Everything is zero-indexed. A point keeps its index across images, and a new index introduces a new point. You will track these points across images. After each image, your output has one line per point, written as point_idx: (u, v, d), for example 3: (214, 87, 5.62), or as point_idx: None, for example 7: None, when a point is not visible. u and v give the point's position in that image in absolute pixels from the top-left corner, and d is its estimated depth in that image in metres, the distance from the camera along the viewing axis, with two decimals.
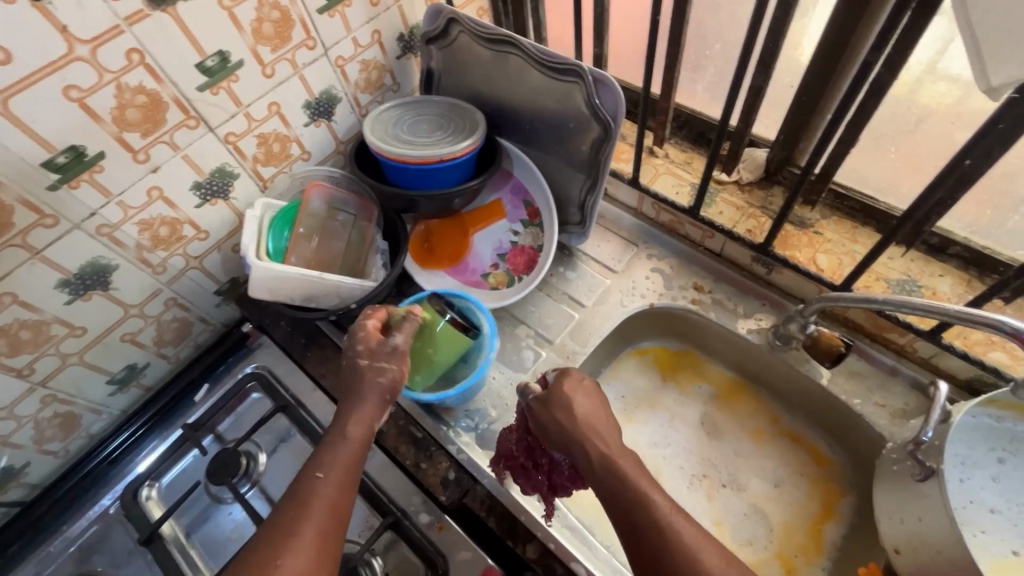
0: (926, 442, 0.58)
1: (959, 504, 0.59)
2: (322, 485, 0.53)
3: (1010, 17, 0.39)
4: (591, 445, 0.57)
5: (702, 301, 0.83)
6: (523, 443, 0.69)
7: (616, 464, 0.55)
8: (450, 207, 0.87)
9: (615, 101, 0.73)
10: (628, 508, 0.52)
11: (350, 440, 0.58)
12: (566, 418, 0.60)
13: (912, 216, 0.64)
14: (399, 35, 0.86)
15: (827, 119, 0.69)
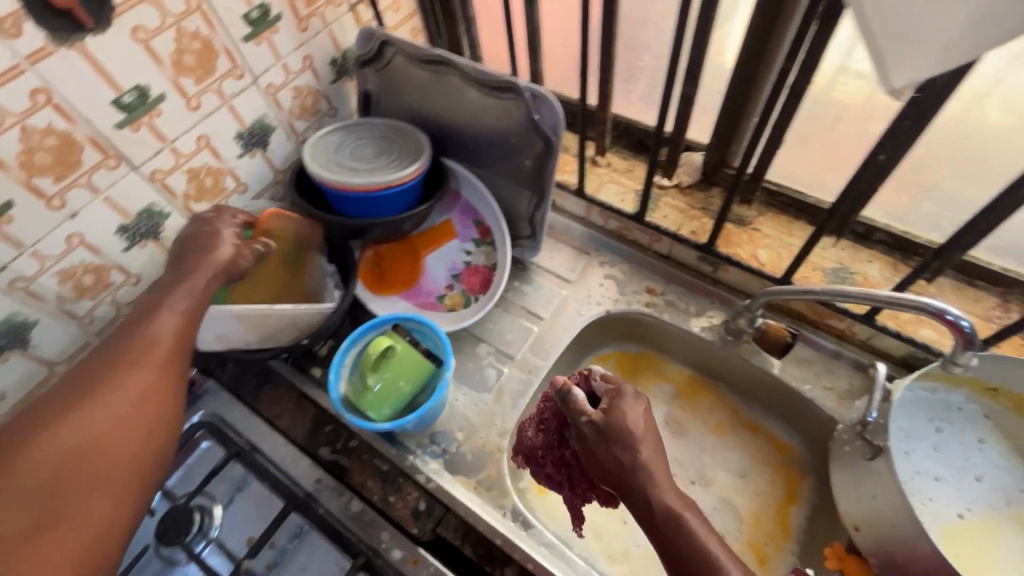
0: (873, 422, 0.61)
1: (906, 478, 0.63)
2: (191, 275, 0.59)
3: (907, 24, 0.43)
4: (651, 491, 0.54)
5: (656, 304, 0.85)
6: (553, 456, 0.67)
7: (681, 515, 0.52)
8: (399, 231, 0.85)
9: (555, 116, 0.73)
10: (688, 564, 0.49)
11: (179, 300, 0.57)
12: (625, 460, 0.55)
13: (837, 209, 0.68)
14: (332, 59, 0.84)
15: (755, 122, 0.72)
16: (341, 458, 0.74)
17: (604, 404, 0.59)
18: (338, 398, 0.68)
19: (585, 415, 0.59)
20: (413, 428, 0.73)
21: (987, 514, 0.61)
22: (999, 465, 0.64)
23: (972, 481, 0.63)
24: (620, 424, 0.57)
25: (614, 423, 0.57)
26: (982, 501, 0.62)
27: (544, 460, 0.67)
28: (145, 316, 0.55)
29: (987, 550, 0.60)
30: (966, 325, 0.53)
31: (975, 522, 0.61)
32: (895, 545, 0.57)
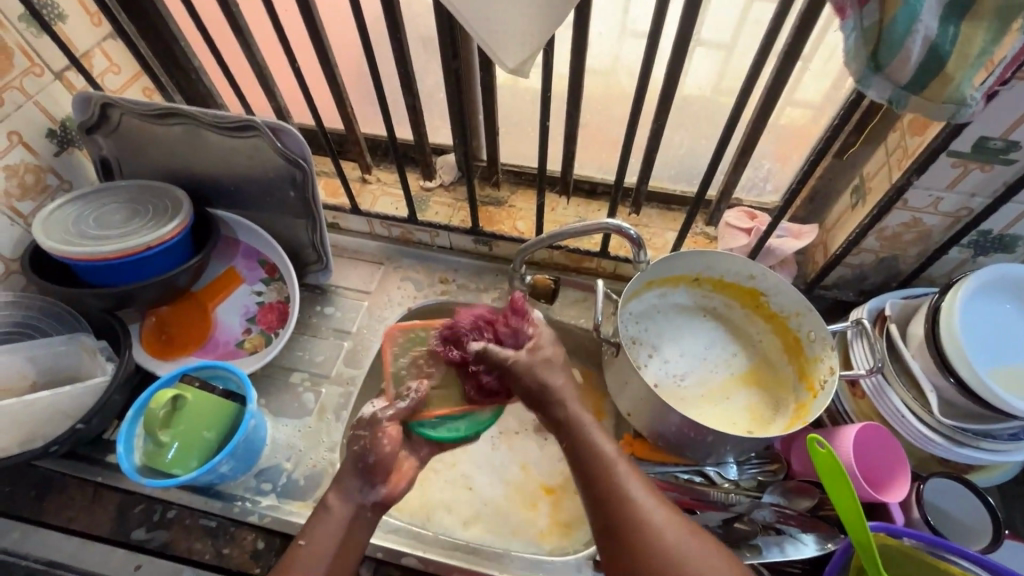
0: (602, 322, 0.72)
1: (646, 369, 0.78)
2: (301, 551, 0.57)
3: (487, 10, 0.50)
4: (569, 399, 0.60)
5: (449, 290, 0.94)
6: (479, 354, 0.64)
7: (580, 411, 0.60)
8: (178, 288, 0.81)
9: (298, 143, 0.77)
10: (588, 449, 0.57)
11: (337, 506, 0.60)
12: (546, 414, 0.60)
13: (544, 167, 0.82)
14: (49, 130, 0.80)
15: (479, 118, 0.84)
16: (157, 535, 0.70)
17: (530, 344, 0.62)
18: (134, 468, 0.65)
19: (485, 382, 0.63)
20: (232, 475, 0.72)
21: (724, 380, 0.79)
22: (716, 337, 0.82)
23: (704, 354, 0.81)
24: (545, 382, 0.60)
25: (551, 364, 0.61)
26: (720, 374, 0.79)
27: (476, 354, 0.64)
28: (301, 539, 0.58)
29: (719, 405, 0.77)
30: (633, 233, 0.71)
31: (701, 382, 0.78)
32: (652, 419, 0.71)
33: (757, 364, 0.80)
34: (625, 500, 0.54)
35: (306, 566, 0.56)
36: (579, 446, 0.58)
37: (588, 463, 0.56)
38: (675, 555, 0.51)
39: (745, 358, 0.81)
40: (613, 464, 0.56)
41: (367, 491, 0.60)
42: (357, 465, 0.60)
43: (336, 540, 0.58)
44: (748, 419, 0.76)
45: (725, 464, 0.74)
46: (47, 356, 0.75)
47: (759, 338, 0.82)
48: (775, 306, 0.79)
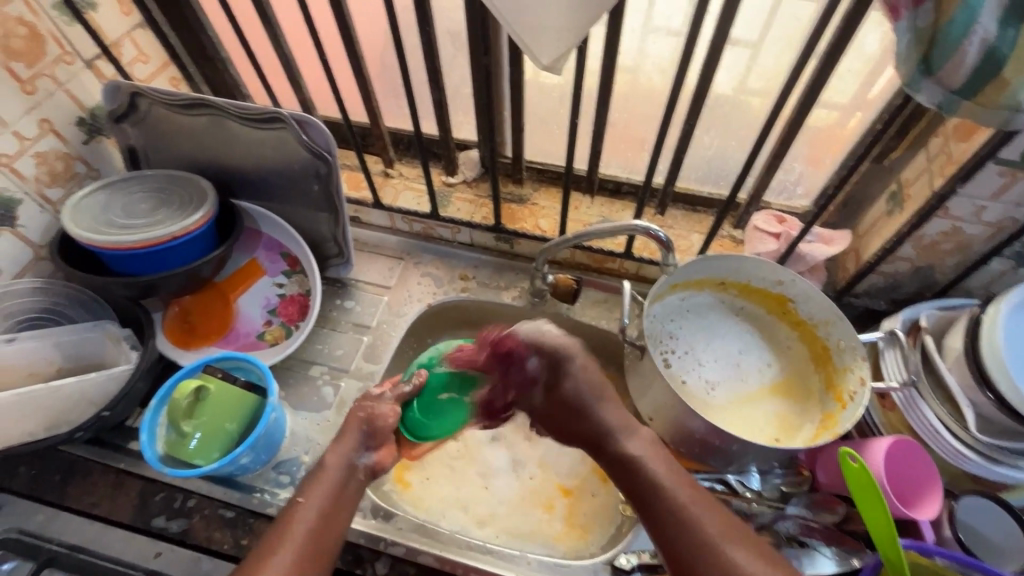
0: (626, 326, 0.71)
1: (671, 373, 0.76)
2: (299, 507, 0.60)
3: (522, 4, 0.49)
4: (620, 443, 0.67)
5: (470, 287, 0.93)
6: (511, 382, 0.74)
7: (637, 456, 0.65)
8: (202, 278, 0.82)
9: (324, 136, 0.77)
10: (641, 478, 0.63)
11: (328, 470, 0.65)
12: (591, 426, 0.69)
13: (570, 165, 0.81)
14: (78, 118, 0.80)
15: (506, 115, 0.83)
16: (178, 523, 0.70)
17: (535, 367, 0.72)
18: (156, 457, 0.65)
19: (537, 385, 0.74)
20: (252, 467, 0.72)
21: (748, 389, 0.77)
22: (745, 346, 0.80)
23: (728, 362, 0.79)
24: (574, 390, 0.70)
25: (576, 379, 0.70)
26: (744, 383, 0.78)
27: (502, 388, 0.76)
28: (292, 501, 0.62)
29: (745, 415, 0.75)
30: (662, 236, 0.70)
31: (726, 390, 0.77)
32: (675, 425, 0.70)
33: (782, 374, 0.79)
34: (676, 512, 0.58)
35: (303, 515, 0.59)
36: (625, 460, 0.65)
37: (640, 482, 0.62)
38: (722, 559, 0.54)
39: (769, 367, 0.79)
40: (665, 479, 0.61)
41: (360, 454, 0.68)
42: (363, 426, 0.70)
43: (324, 498, 0.62)
44: (775, 428, 0.75)
45: (748, 474, 0.71)
46: (74, 342, 0.76)
47: (786, 348, 0.80)
48: (803, 313, 0.77)
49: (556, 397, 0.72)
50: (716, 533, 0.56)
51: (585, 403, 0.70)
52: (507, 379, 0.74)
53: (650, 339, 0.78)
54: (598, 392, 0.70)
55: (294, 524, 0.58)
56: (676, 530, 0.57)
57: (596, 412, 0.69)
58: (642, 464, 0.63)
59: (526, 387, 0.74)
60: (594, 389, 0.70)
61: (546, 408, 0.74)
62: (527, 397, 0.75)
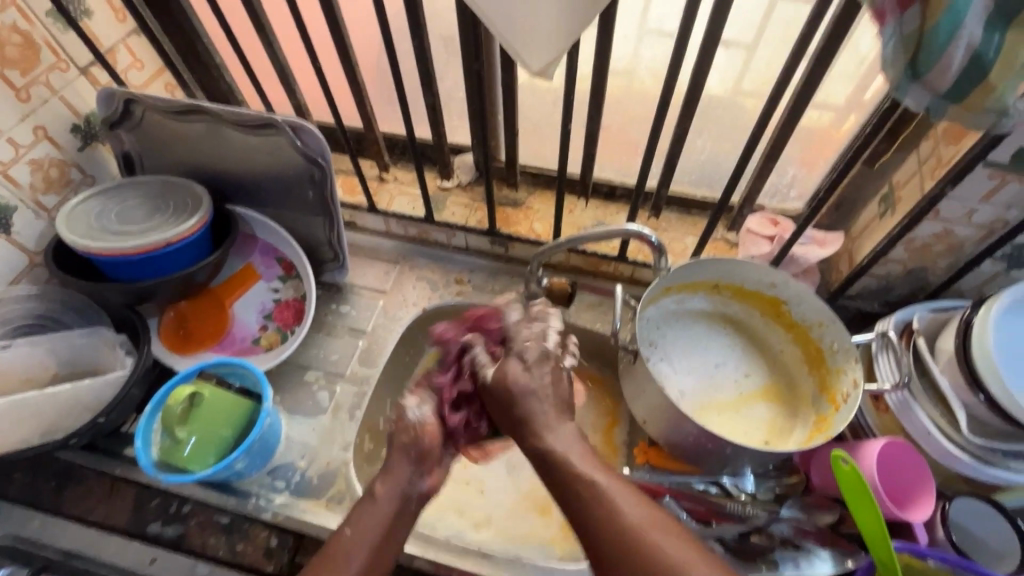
0: (620, 330, 0.71)
1: (657, 373, 0.76)
2: (343, 538, 0.56)
3: (511, 10, 0.49)
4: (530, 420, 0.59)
5: (465, 291, 0.93)
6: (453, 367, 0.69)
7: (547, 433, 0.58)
8: (196, 284, 0.82)
9: (318, 141, 0.77)
10: (547, 463, 0.56)
11: (380, 500, 0.60)
12: (524, 416, 0.60)
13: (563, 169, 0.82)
14: (73, 126, 0.80)
15: (500, 119, 0.83)
16: (173, 529, 0.70)
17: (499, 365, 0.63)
18: (151, 463, 0.66)
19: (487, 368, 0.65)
20: (247, 473, 0.72)
21: (732, 395, 0.77)
22: (735, 349, 0.81)
23: (713, 368, 0.79)
24: (510, 384, 0.61)
25: (516, 372, 0.61)
26: (728, 389, 0.78)
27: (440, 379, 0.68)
28: (339, 532, 0.57)
29: (724, 419, 0.76)
30: (655, 239, 0.70)
31: (710, 395, 0.77)
32: (669, 429, 0.70)
33: (767, 382, 0.79)
34: (593, 497, 0.53)
35: (348, 551, 0.56)
36: (542, 454, 0.57)
37: (550, 464, 0.56)
38: (648, 553, 0.49)
39: (754, 375, 0.79)
40: (579, 463, 0.55)
41: (414, 482, 0.61)
42: (410, 455, 0.62)
43: (371, 533, 0.57)
44: (765, 432, 0.75)
45: (743, 476, 0.72)
46: (69, 349, 0.76)
47: (775, 350, 0.81)
48: (796, 315, 0.78)
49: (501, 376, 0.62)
50: (638, 519, 0.51)
51: (517, 397, 0.60)
52: (487, 348, 0.68)
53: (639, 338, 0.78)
54: (552, 396, 0.61)
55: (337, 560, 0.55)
56: (594, 519, 0.52)
57: (529, 406, 0.59)
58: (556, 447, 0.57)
59: (474, 366, 0.67)
60: (535, 388, 0.61)
61: (489, 386, 0.63)
62: (480, 365, 0.66)
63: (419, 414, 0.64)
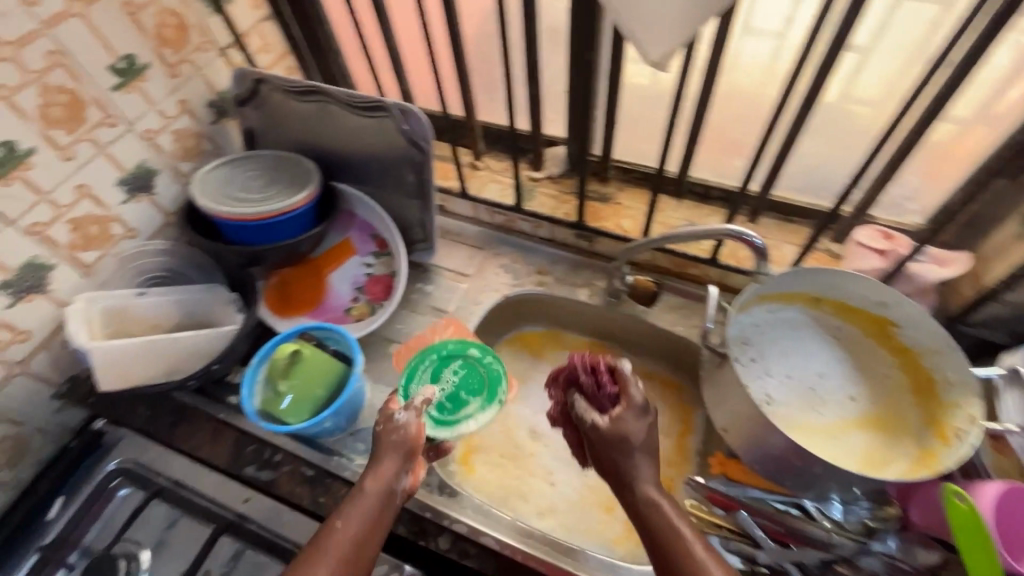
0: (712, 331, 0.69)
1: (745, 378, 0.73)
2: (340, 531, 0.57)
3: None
4: (634, 484, 0.60)
5: (546, 282, 0.93)
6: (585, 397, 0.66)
7: (656, 499, 0.59)
8: (300, 253, 0.89)
9: (423, 126, 0.81)
10: (651, 521, 0.58)
11: (368, 493, 0.60)
12: (624, 465, 0.61)
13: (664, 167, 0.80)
14: (209, 101, 0.89)
15: (599, 113, 0.83)
16: (267, 473, 0.76)
17: (616, 408, 0.63)
18: (253, 411, 0.72)
19: (591, 418, 0.64)
20: (334, 432, 0.77)
21: (823, 416, 0.73)
22: (833, 367, 0.76)
23: (808, 386, 0.75)
24: (624, 432, 0.61)
25: (630, 429, 0.61)
26: (819, 410, 0.73)
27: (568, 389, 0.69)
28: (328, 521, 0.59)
29: (812, 438, 0.71)
30: (756, 241, 0.67)
31: (802, 410, 0.73)
32: (752, 438, 0.67)
33: (868, 408, 0.73)
34: (688, 559, 0.54)
35: (338, 543, 0.56)
36: (641, 504, 0.59)
37: (651, 522, 0.57)
38: None
39: (852, 399, 0.74)
40: (677, 524, 0.57)
41: (399, 478, 0.63)
42: (401, 446, 0.64)
43: (361, 523, 0.58)
44: (862, 460, 0.70)
45: (829, 501, 0.67)
46: (191, 301, 0.85)
47: (876, 374, 0.75)
48: (907, 339, 0.73)
49: (614, 427, 0.62)
50: None
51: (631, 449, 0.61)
52: (590, 400, 0.66)
53: (733, 343, 0.75)
54: (647, 449, 0.62)
55: (329, 548, 0.56)
56: None
57: (626, 461, 0.61)
58: (663, 509, 0.58)
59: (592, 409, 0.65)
60: (638, 443, 0.62)
61: (603, 435, 0.62)
62: (584, 412, 0.65)
63: (405, 419, 0.65)
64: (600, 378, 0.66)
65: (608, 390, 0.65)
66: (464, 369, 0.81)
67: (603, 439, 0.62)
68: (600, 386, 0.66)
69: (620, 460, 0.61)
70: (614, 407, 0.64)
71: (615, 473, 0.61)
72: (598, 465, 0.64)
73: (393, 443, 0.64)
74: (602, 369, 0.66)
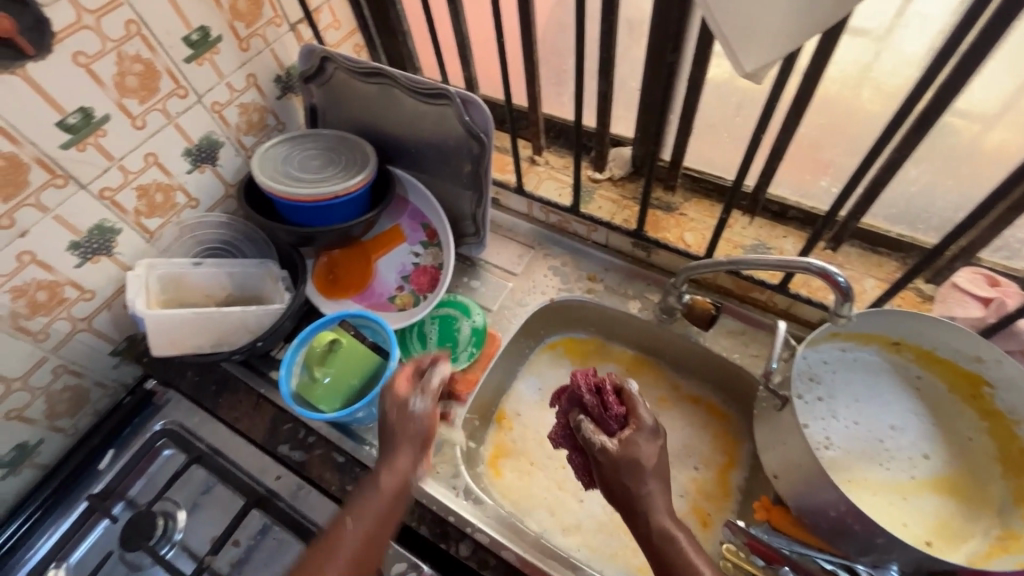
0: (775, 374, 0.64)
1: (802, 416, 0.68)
2: (348, 528, 0.58)
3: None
4: (648, 513, 0.57)
5: (596, 289, 0.89)
6: (591, 418, 0.63)
7: (672, 530, 0.56)
8: (351, 236, 0.88)
9: (484, 117, 0.78)
10: (665, 554, 0.55)
11: (382, 490, 0.61)
12: (635, 492, 0.57)
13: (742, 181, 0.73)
14: (276, 76, 0.89)
15: (672, 118, 0.77)
16: (300, 454, 0.77)
17: (626, 431, 0.60)
18: (289, 394, 0.72)
19: (600, 442, 0.60)
20: (365, 420, 0.77)
21: (892, 473, 0.66)
22: (909, 421, 0.69)
23: (877, 437, 0.67)
24: (636, 457, 0.58)
25: (641, 454, 0.59)
26: (887, 465, 0.66)
27: (566, 403, 0.66)
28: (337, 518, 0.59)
29: (872, 496, 0.64)
30: (842, 282, 0.59)
31: (867, 463, 0.66)
32: (806, 490, 0.62)
33: (944, 472, 0.66)
34: None
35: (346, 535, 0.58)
36: (657, 536, 0.56)
37: (666, 554, 0.55)
38: None
39: (926, 458, 0.66)
40: (694, 556, 0.55)
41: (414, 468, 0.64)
42: (417, 431, 0.65)
43: (370, 518, 0.59)
44: (930, 529, 0.63)
45: (884, 570, 0.61)
46: (242, 275, 0.86)
47: (959, 435, 0.67)
48: (1004, 402, 0.64)
49: (624, 451, 0.59)
50: None
51: (646, 475, 0.58)
52: (596, 421, 0.63)
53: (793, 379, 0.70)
54: (660, 476, 0.59)
55: (336, 544, 0.57)
56: None
57: (639, 488, 0.57)
58: (680, 544, 0.55)
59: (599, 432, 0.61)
60: (650, 468, 0.59)
61: (612, 462, 0.59)
62: (589, 433, 0.61)
63: (417, 408, 0.66)
64: (605, 400, 0.63)
65: (614, 411, 0.62)
66: (441, 320, 0.89)
67: (611, 464, 0.59)
68: (604, 406, 0.62)
69: (632, 487, 0.58)
70: (620, 428, 0.61)
71: (626, 500, 0.58)
72: (605, 492, 0.60)
73: (406, 435, 0.64)
74: (608, 388, 0.63)
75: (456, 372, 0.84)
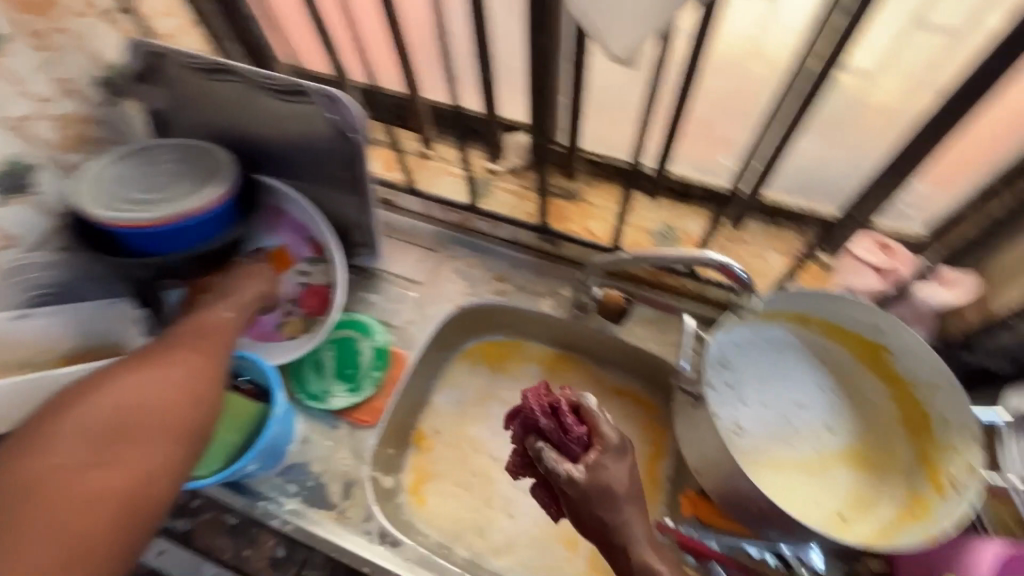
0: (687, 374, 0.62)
1: (714, 407, 0.65)
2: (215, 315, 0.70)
3: None
4: (626, 544, 0.54)
5: (506, 290, 0.84)
6: (554, 443, 0.56)
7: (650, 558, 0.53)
8: (210, 256, 0.75)
9: (350, 114, 0.67)
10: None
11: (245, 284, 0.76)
12: (609, 524, 0.54)
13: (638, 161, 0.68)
14: (99, 77, 0.73)
15: (563, 102, 0.71)
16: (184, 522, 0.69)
17: (592, 456, 0.55)
18: None
19: (566, 471, 0.54)
20: (257, 473, 0.68)
21: (802, 452, 0.65)
22: (814, 392, 0.68)
23: (789, 414, 0.67)
24: (605, 483, 0.54)
25: (612, 481, 0.54)
26: (797, 444, 0.66)
27: (517, 424, 0.58)
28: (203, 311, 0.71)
29: (785, 478, 0.64)
30: (742, 273, 0.58)
31: (779, 444, 0.65)
32: (726, 487, 0.60)
33: (851, 442, 0.66)
34: None
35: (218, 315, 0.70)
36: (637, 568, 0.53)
37: None
38: None
39: (832, 432, 0.67)
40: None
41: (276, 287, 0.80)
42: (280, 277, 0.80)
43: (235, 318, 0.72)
44: (843, 502, 0.63)
45: (808, 550, 0.63)
46: None
47: (863, 401, 0.69)
48: (901, 367, 0.65)
49: (593, 480, 0.54)
50: None
51: (618, 503, 0.54)
52: (558, 447, 0.57)
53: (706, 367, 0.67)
54: (632, 498, 0.55)
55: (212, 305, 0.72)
56: None
57: (613, 517, 0.54)
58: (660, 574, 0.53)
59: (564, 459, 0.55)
60: (621, 494, 0.54)
61: (580, 493, 0.54)
62: (554, 463, 0.55)
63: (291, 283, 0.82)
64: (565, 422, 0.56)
65: (576, 434, 0.56)
66: (339, 344, 0.81)
67: (581, 495, 0.54)
68: (567, 429, 0.56)
69: (607, 518, 0.54)
70: (585, 451, 0.56)
71: (602, 532, 0.54)
72: (576, 521, 0.56)
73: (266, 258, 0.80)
74: (565, 410, 0.57)
75: (360, 402, 0.77)
